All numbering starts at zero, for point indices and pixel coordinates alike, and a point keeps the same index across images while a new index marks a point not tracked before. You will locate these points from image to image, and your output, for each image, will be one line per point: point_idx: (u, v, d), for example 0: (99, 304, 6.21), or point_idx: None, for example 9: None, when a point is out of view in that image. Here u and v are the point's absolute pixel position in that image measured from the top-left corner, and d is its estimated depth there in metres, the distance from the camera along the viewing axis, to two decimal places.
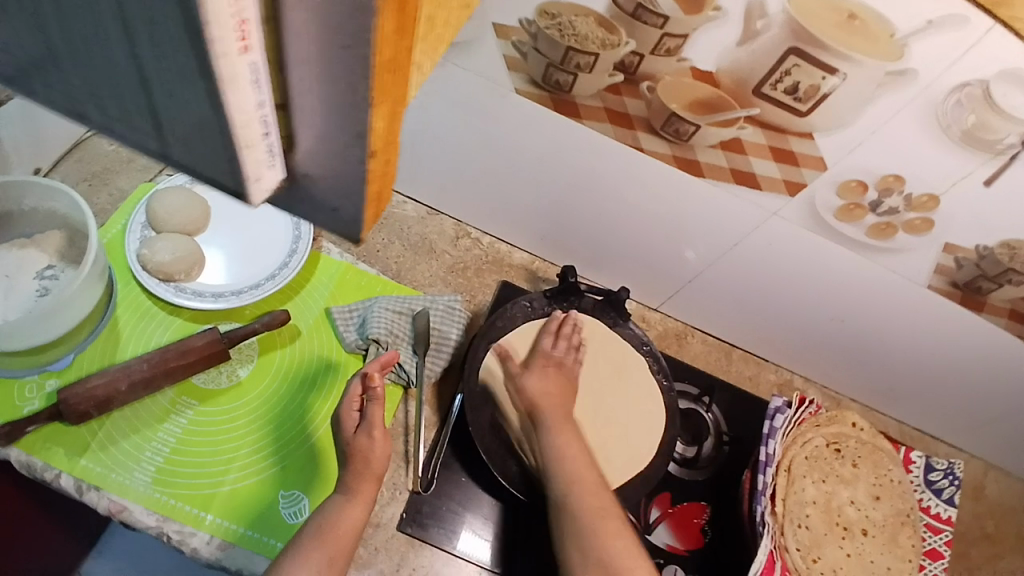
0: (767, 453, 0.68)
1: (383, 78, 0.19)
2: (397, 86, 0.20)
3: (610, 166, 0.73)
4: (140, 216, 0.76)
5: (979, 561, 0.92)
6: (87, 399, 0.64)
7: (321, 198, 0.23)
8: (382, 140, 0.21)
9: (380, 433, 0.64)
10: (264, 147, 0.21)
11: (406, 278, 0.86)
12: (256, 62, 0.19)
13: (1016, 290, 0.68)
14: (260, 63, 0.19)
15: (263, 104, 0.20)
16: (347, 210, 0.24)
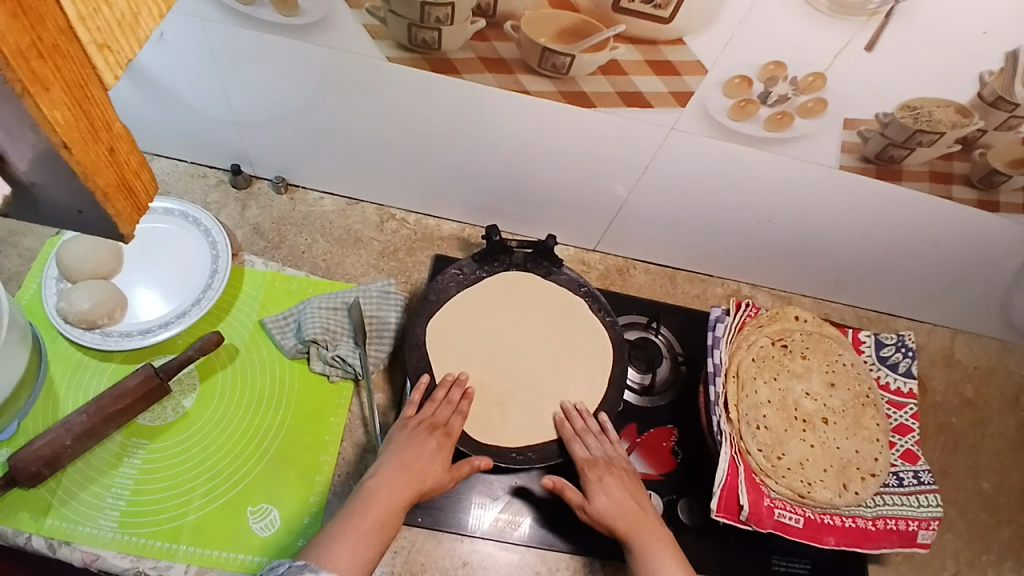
0: (714, 363, 0.69)
1: (31, 64, 0.19)
2: (54, 72, 0.20)
3: (503, 116, 0.71)
4: (53, 270, 0.74)
5: (962, 426, 0.91)
6: (35, 459, 0.63)
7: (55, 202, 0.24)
8: (70, 128, 0.22)
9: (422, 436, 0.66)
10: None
11: (337, 273, 0.83)
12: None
13: (930, 150, 0.65)
14: None
15: None
16: (87, 208, 0.24)
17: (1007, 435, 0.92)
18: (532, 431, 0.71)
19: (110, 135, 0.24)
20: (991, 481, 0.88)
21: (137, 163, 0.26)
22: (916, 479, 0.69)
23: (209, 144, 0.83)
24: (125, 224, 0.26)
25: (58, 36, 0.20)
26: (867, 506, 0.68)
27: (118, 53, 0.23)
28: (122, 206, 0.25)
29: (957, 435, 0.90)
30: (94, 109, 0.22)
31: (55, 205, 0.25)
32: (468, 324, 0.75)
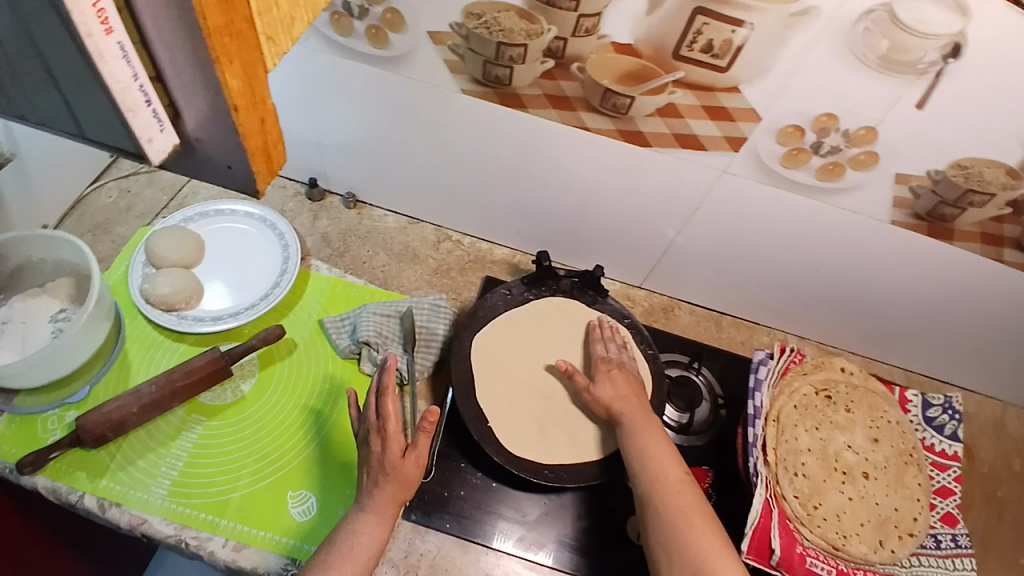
0: (755, 406, 0.69)
1: (223, 40, 0.26)
2: (238, 51, 0.27)
3: (563, 149, 0.75)
4: (141, 255, 0.83)
5: (1009, 499, 0.87)
6: (103, 423, 0.69)
7: (213, 155, 0.31)
8: (241, 95, 0.28)
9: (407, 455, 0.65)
10: (149, 112, 0.28)
11: (393, 284, 0.89)
12: (122, 42, 0.25)
13: (981, 211, 0.66)
14: (123, 42, 0.25)
15: (136, 76, 0.26)
16: (236, 163, 0.31)
17: None
18: (564, 451, 0.72)
19: (263, 109, 0.31)
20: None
21: (276, 136, 0.33)
22: (955, 543, 0.68)
23: (292, 158, 0.91)
24: (261, 181, 0.33)
25: (243, 25, 0.27)
26: (902, 565, 0.66)
27: (278, 44, 0.30)
28: (261, 166, 0.32)
29: (1003, 507, 0.86)
30: (257, 87, 0.30)
31: (211, 161, 0.32)
32: (511, 342, 0.78)
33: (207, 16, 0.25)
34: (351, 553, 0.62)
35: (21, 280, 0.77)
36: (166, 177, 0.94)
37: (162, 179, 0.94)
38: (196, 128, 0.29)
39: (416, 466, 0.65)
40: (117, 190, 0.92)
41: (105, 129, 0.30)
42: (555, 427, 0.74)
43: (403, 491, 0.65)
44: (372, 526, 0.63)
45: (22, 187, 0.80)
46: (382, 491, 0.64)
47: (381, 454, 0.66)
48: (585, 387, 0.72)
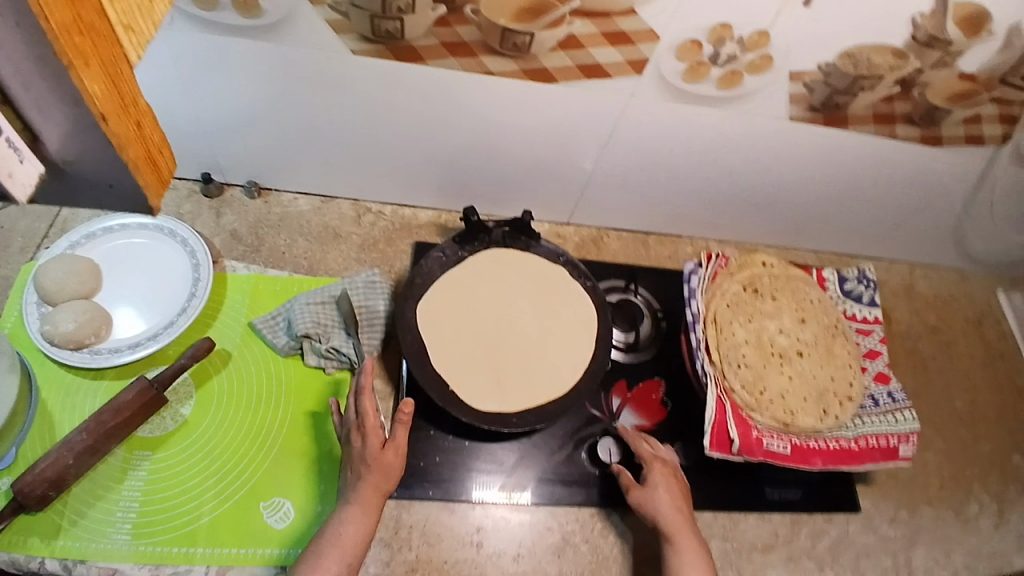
0: (692, 312, 0.74)
1: (74, 46, 0.29)
2: (93, 57, 0.30)
3: (472, 95, 0.72)
4: (32, 295, 0.74)
5: (930, 351, 0.99)
6: (40, 481, 0.63)
7: (90, 176, 0.34)
8: (105, 103, 0.31)
9: (388, 447, 0.65)
10: (7, 144, 0.29)
11: (321, 269, 0.85)
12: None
13: (872, 94, 0.71)
14: None
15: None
16: (119, 179, 0.34)
17: (971, 355, 1.01)
18: (528, 397, 0.73)
19: (133, 113, 0.35)
20: (962, 399, 0.96)
21: (154, 142, 0.37)
22: (892, 398, 0.75)
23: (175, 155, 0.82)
24: (148, 196, 0.36)
25: (91, 25, 0.30)
26: (848, 427, 0.73)
27: (140, 35, 0.36)
28: (146, 177, 0.36)
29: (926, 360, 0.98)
30: (120, 90, 0.33)
31: (91, 181, 0.34)
32: (456, 302, 0.77)
33: (55, 23, 0.27)
34: (340, 540, 0.61)
35: None
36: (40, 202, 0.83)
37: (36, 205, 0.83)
38: (62, 149, 0.32)
39: (397, 456, 0.65)
40: None
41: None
42: (516, 375, 0.74)
43: (386, 481, 0.65)
44: (359, 515, 0.63)
45: None
46: (365, 481, 0.64)
47: (362, 448, 0.66)
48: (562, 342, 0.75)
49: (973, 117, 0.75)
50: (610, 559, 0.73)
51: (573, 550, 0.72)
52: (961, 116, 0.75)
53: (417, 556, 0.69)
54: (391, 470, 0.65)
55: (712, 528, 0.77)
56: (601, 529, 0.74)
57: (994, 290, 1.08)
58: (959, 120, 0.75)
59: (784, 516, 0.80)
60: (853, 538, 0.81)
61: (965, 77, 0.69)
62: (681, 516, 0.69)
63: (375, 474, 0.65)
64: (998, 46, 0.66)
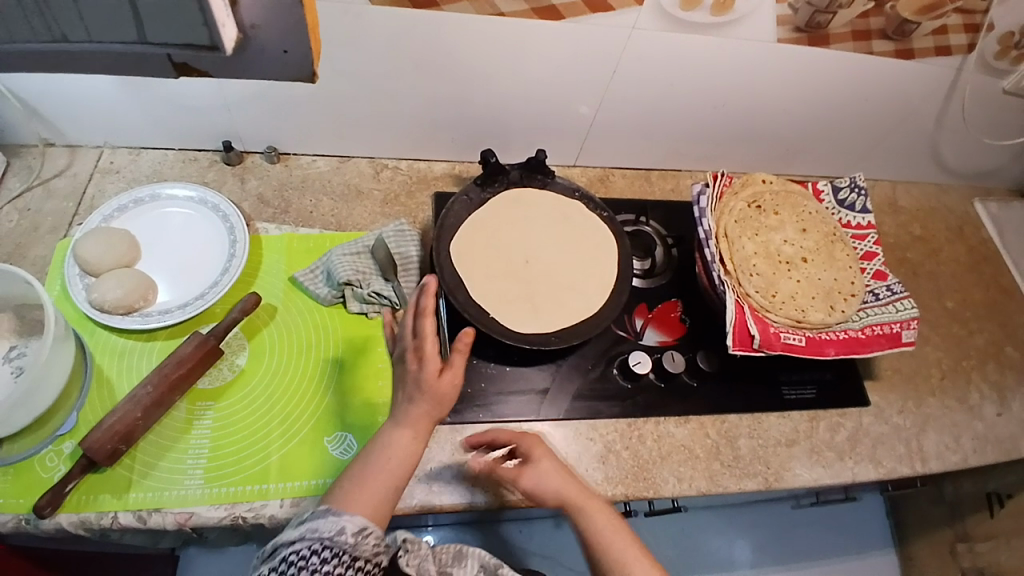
0: (706, 230, 0.78)
1: None
2: None
3: (484, 40, 0.76)
4: (74, 268, 0.77)
5: (917, 257, 1.07)
6: (110, 436, 0.66)
7: (270, 41, 0.38)
8: None
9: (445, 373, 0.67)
10: None
11: (349, 225, 0.88)
12: None
13: (849, 12, 0.78)
14: None
15: None
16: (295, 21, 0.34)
17: (956, 260, 1.08)
18: (564, 318, 0.78)
19: None
20: (954, 299, 1.04)
21: None
22: (890, 290, 0.82)
23: (196, 125, 0.85)
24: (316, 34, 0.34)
25: None
26: (854, 320, 0.80)
27: None
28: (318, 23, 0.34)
29: (915, 266, 1.05)
30: None
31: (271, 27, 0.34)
32: (484, 239, 0.82)
33: None
34: (388, 464, 0.64)
35: None
36: (64, 183, 0.85)
37: (59, 186, 0.85)
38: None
39: (453, 386, 0.67)
40: (16, 211, 0.83)
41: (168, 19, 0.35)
42: (549, 301, 0.80)
43: (439, 407, 0.67)
44: (410, 438, 0.65)
45: None
46: (418, 406, 0.66)
47: (416, 373, 0.68)
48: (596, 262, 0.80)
49: (940, 27, 0.83)
50: (650, 463, 0.78)
51: (615, 458, 0.77)
52: (930, 27, 0.83)
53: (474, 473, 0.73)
54: (444, 395, 0.67)
55: (740, 428, 0.82)
56: (639, 436, 0.79)
57: (969, 201, 1.16)
58: (926, 32, 0.84)
59: (804, 413, 0.86)
60: (869, 428, 0.88)
61: None
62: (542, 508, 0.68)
63: (424, 401, 0.66)
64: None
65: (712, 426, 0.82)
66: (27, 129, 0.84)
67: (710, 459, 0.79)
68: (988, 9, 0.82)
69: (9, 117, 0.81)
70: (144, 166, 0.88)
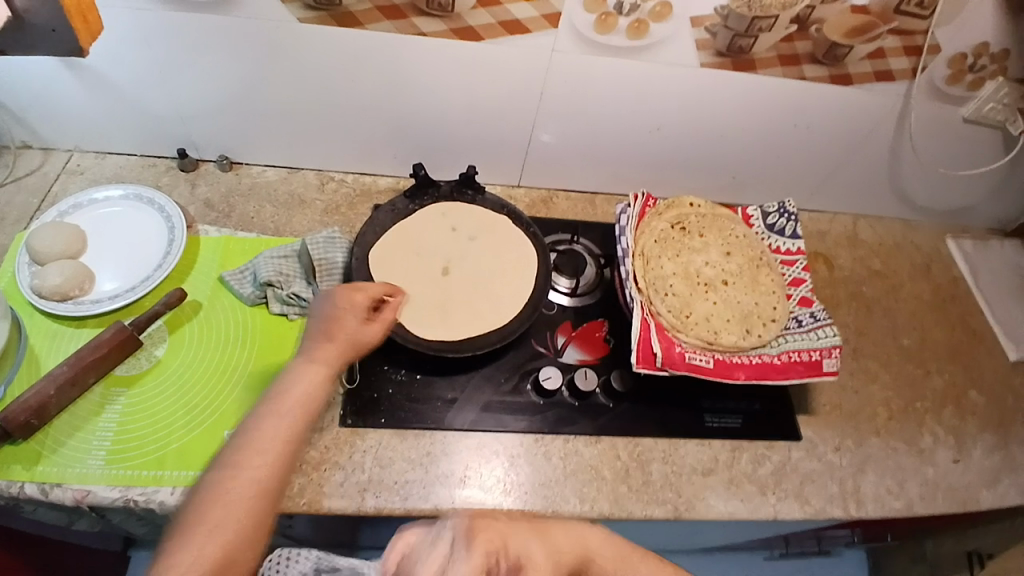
0: (623, 248, 0.78)
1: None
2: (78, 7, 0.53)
3: (410, 63, 0.81)
4: (25, 256, 0.83)
5: (874, 292, 1.03)
6: (23, 409, 0.69)
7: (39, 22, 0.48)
8: None
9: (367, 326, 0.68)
10: None
11: (287, 231, 0.92)
12: None
13: (770, 37, 0.78)
14: None
15: None
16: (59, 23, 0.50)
17: (917, 299, 1.04)
18: (471, 327, 0.79)
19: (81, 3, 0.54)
20: (912, 337, 1.00)
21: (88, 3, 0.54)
22: (813, 318, 0.79)
23: (155, 134, 0.92)
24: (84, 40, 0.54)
25: None
26: (772, 345, 0.77)
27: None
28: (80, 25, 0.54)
29: (870, 300, 1.02)
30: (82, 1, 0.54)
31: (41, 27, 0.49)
32: (406, 248, 0.84)
33: None
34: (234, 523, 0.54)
35: None
36: (34, 180, 0.92)
37: (30, 182, 0.92)
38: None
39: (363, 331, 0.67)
40: None
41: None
42: (464, 311, 0.80)
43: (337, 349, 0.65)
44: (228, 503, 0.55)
45: None
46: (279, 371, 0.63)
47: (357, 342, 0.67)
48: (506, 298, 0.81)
49: (875, 51, 0.82)
50: (552, 480, 0.75)
51: (513, 476, 0.75)
52: (863, 51, 0.81)
53: (367, 476, 0.73)
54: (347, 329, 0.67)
55: (654, 453, 0.80)
56: (544, 453, 0.77)
57: (941, 238, 1.12)
58: (861, 56, 0.82)
59: (727, 443, 0.83)
60: (797, 463, 0.84)
61: (857, 10, 0.77)
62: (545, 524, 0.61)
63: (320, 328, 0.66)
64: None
65: (624, 448, 0.79)
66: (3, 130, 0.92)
67: (617, 482, 0.77)
68: (928, 29, 0.80)
69: None
70: (106, 168, 0.95)
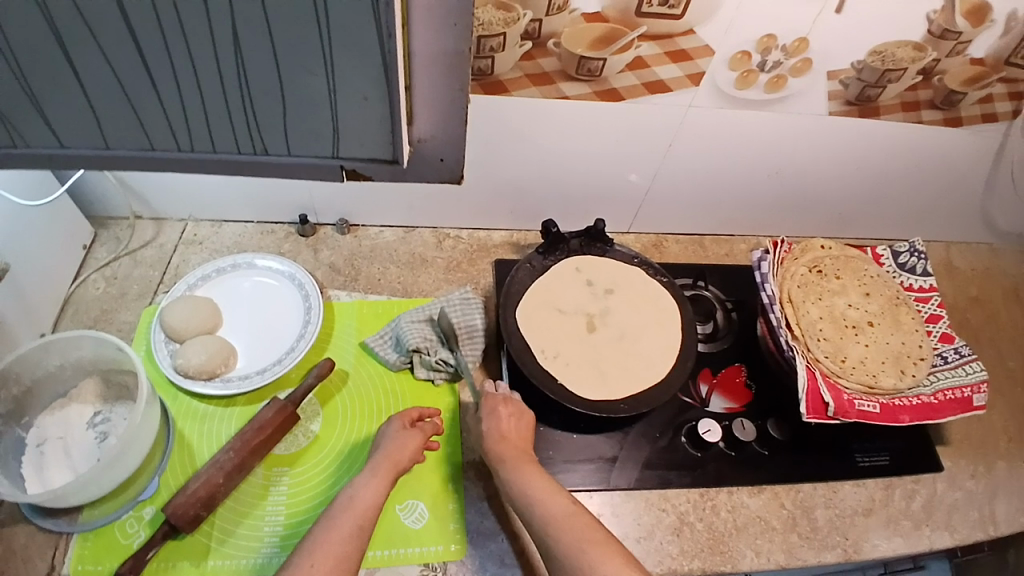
0: (768, 296, 0.80)
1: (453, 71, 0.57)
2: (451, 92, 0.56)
3: (543, 123, 0.82)
4: (160, 334, 0.82)
5: (977, 319, 1.05)
6: (193, 502, 0.68)
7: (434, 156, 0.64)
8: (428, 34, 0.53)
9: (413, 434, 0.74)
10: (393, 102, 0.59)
11: (414, 291, 0.92)
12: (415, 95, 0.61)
13: (897, 86, 0.81)
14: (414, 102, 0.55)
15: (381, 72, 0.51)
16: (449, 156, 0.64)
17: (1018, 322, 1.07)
18: (629, 382, 0.79)
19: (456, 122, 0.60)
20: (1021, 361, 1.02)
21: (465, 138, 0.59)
22: (959, 354, 0.81)
23: (276, 201, 0.91)
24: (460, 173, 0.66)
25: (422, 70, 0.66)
26: (925, 385, 0.79)
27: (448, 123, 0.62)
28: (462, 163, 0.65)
29: (976, 326, 1.04)
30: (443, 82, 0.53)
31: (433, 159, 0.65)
32: (549, 305, 0.84)
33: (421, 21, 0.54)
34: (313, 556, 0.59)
35: (41, 395, 0.74)
36: (151, 253, 0.91)
37: (146, 255, 0.91)
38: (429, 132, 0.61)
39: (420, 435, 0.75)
40: (104, 279, 0.89)
41: (364, 145, 0.57)
42: (617, 365, 0.80)
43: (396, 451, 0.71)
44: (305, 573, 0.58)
45: (18, 300, 0.76)
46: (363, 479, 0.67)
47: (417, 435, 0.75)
48: (648, 348, 0.82)
49: (985, 97, 0.85)
50: (725, 535, 0.76)
51: (686, 530, 0.75)
52: (976, 96, 0.84)
53: None
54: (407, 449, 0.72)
55: (815, 498, 0.80)
56: (712, 507, 0.77)
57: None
58: (972, 102, 0.85)
59: (879, 482, 0.84)
60: (943, 497, 0.84)
61: (975, 62, 0.79)
62: (512, 450, 0.70)
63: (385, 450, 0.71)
64: (997, 32, 0.76)
65: (786, 496, 0.80)
66: (122, 202, 0.91)
67: (787, 531, 0.77)
68: None
69: (108, 190, 0.89)
70: (224, 238, 0.94)
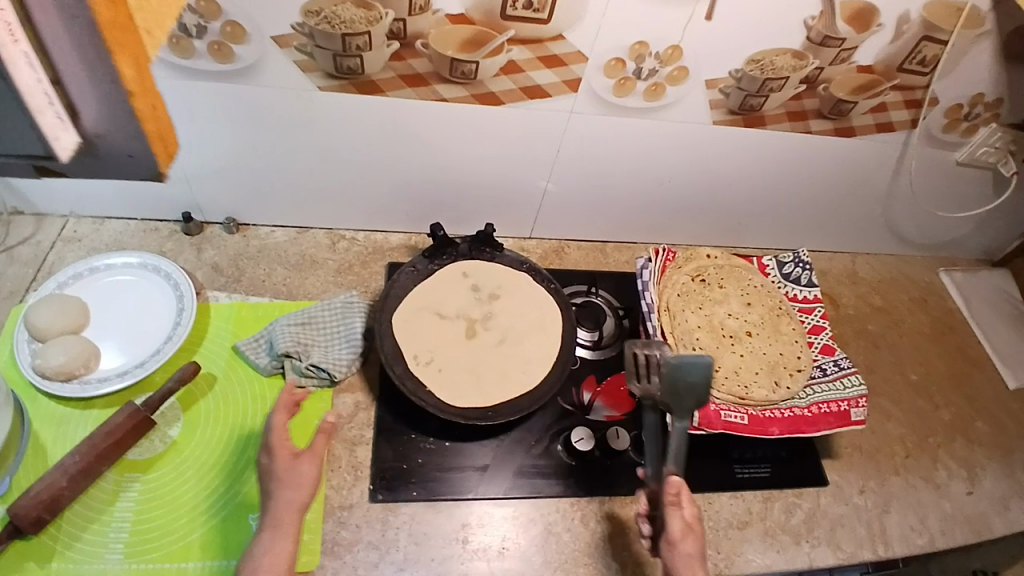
0: (648, 303, 0.79)
1: None
2: None
3: (424, 125, 0.80)
4: (24, 333, 0.78)
5: (877, 329, 1.05)
6: (36, 504, 0.65)
7: None
8: None
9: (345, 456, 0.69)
10: None
11: (300, 294, 0.90)
12: None
13: (780, 96, 0.81)
14: None
15: None
16: None
17: (921, 332, 1.07)
18: (503, 390, 0.78)
19: None
20: (920, 372, 1.02)
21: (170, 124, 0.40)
22: (838, 367, 0.81)
23: (157, 199, 0.89)
24: None
25: None
26: (800, 397, 0.79)
27: None
28: None
29: (876, 337, 1.04)
30: None
31: None
32: (428, 309, 0.82)
33: None
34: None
35: None
36: (28, 251, 0.87)
37: (22, 253, 0.87)
38: None
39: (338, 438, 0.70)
40: None
41: None
42: (494, 373, 0.79)
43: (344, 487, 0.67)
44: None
45: None
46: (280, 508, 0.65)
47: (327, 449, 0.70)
48: (526, 354, 0.81)
49: (877, 106, 0.85)
50: (592, 546, 0.75)
51: (553, 542, 0.74)
52: (866, 106, 0.84)
53: (404, 555, 0.71)
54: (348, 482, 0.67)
55: None
56: (582, 518, 0.77)
57: (931, 271, 1.15)
58: (864, 111, 0.85)
59: (758, 494, 0.83)
60: (826, 509, 0.84)
61: (862, 70, 0.79)
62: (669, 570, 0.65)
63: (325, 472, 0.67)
64: (887, 35, 0.76)
65: None
66: None
67: None
68: (928, 84, 0.83)
69: None
70: (104, 235, 0.90)
